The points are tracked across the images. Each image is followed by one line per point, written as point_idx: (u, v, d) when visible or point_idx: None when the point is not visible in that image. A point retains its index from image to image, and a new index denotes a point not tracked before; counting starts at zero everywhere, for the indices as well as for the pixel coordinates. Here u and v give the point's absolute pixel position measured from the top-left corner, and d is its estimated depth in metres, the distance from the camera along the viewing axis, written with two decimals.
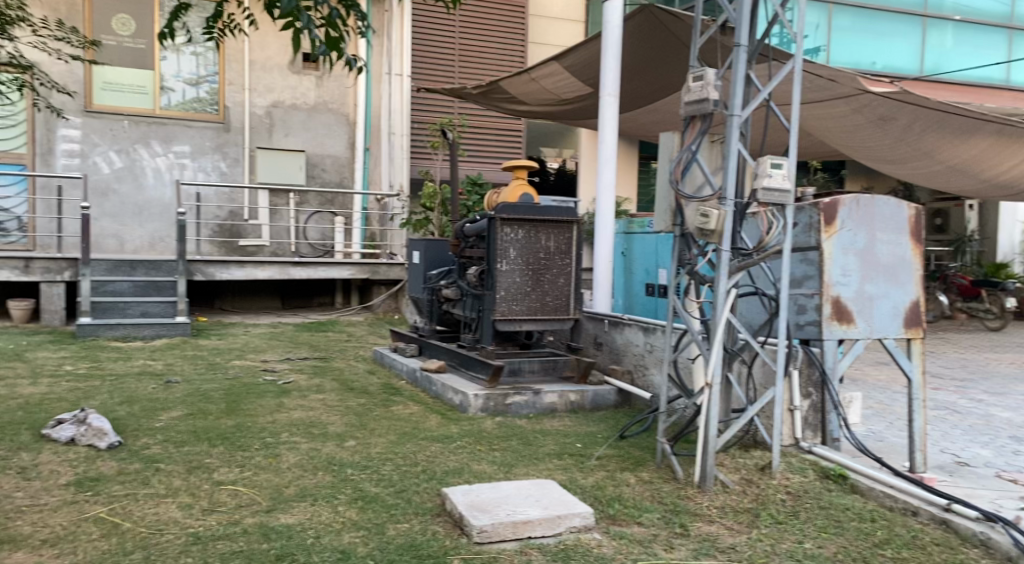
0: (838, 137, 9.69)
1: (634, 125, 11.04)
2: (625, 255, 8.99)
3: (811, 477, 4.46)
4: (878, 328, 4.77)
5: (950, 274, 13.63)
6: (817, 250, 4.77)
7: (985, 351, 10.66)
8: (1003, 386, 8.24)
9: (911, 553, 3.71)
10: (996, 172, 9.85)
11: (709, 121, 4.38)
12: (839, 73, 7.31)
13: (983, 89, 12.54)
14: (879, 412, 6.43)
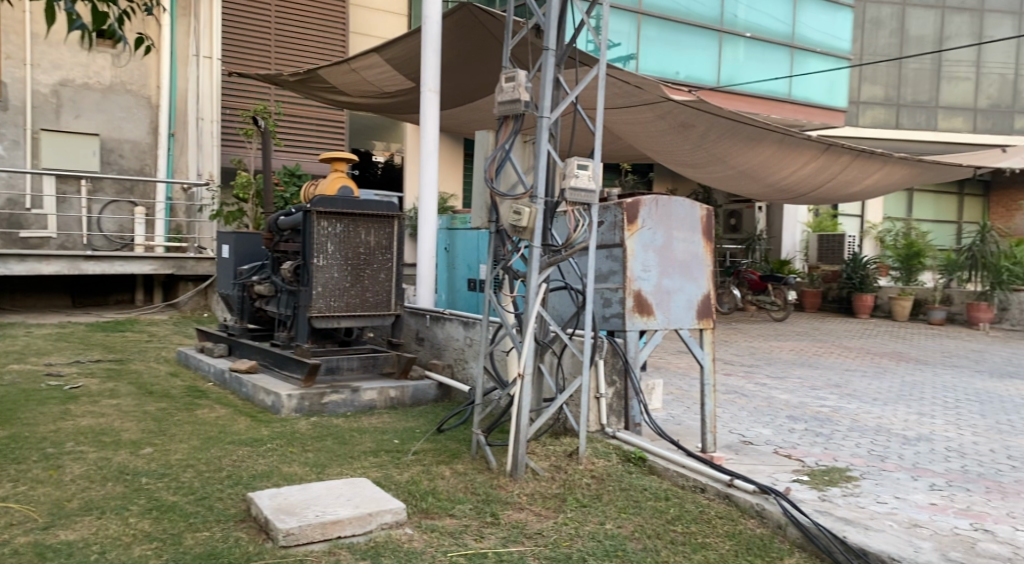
0: (646, 141, 10.30)
1: (456, 122, 11.14)
2: (447, 250, 9.05)
3: (614, 461, 4.75)
4: (673, 319, 5.12)
5: (742, 270, 14.88)
6: (620, 247, 5.04)
7: (770, 339, 11.80)
8: (783, 371, 9.17)
9: (698, 526, 4.01)
10: (780, 178, 10.89)
11: (521, 121, 4.50)
12: (645, 81, 7.77)
13: (771, 101, 13.79)
14: (678, 397, 6.95)
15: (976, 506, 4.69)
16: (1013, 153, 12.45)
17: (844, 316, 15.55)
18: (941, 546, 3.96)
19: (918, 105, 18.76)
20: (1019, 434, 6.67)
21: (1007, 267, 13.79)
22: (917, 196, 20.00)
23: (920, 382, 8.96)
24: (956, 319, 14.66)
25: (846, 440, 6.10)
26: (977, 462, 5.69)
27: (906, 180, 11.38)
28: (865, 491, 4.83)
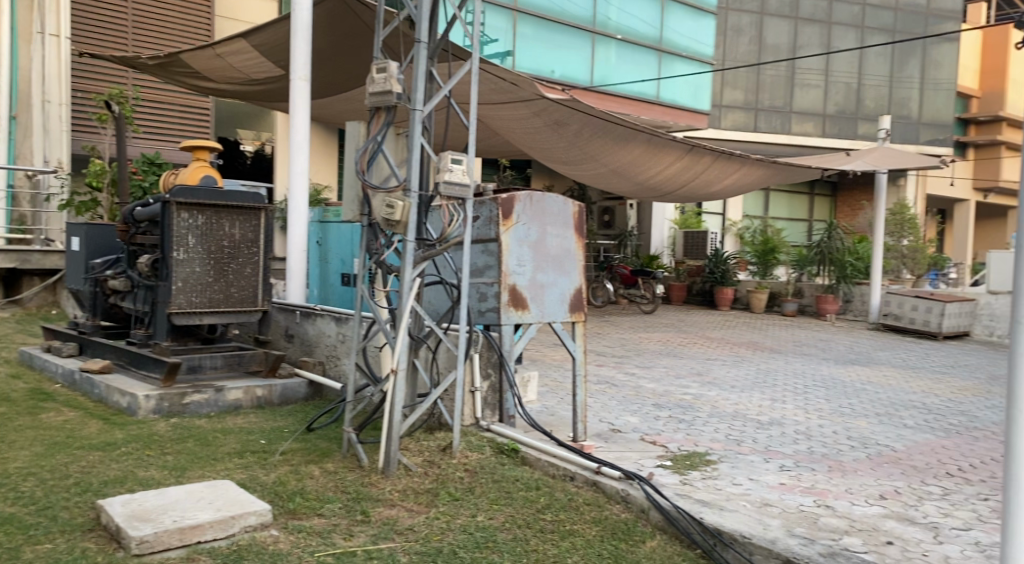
0: (521, 137, 10.42)
1: (329, 112, 10.88)
2: (320, 244, 8.83)
3: (487, 454, 4.79)
4: (548, 312, 5.22)
5: (614, 265, 15.38)
6: (496, 241, 5.08)
7: (639, 331, 12.24)
8: (651, 361, 9.54)
9: (567, 513, 4.10)
10: (649, 176, 11.31)
11: (393, 114, 4.44)
12: (520, 78, 7.85)
13: (641, 102, 14.27)
14: (551, 389, 7.09)
15: (820, 483, 5.06)
16: (855, 157, 13.46)
17: (708, 309, 16.33)
18: (788, 522, 4.25)
19: (774, 110, 19.95)
20: (858, 415, 7.25)
21: (851, 262, 14.89)
22: (773, 196, 21.28)
23: (774, 369, 9.55)
24: (806, 311, 15.71)
25: (706, 426, 6.43)
26: (821, 443, 6.14)
27: (763, 180, 12.08)
28: (722, 474, 5.11)
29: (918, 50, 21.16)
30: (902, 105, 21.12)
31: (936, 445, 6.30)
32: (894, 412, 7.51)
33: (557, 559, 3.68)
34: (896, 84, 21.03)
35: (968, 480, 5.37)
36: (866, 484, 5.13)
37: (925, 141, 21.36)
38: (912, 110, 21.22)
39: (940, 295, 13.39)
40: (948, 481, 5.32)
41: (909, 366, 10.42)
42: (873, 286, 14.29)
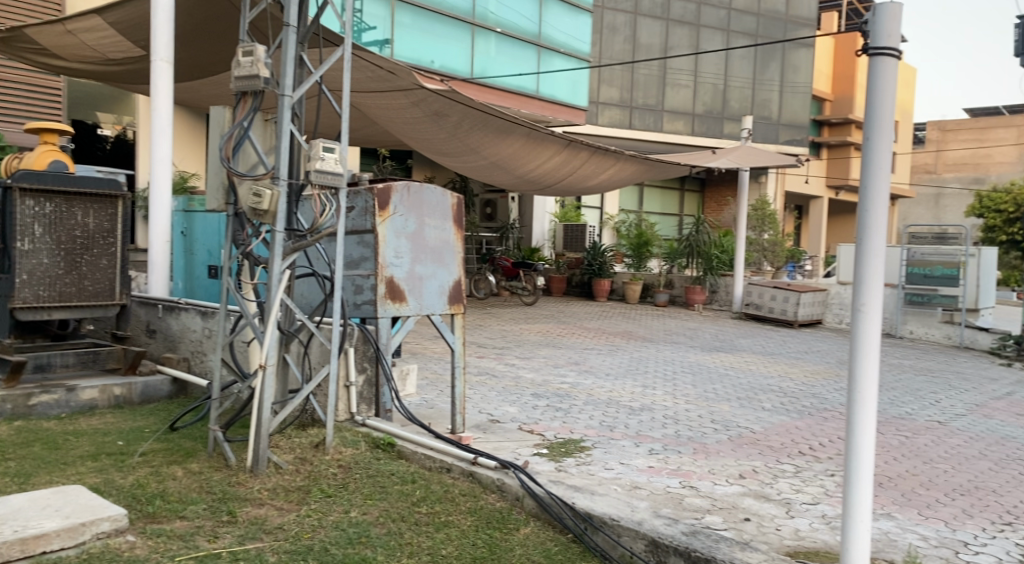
0: (399, 127, 10.30)
1: (195, 96, 10.38)
2: (184, 234, 8.41)
3: (362, 449, 4.72)
4: (426, 305, 5.19)
5: (496, 257, 15.61)
6: (373, 233, 4.98)
7: (519, 322, 12.40)
8: (530, 351, 9.68)
9: (442, 505, 4.10)
10: (527, 170, 11.44)
11: (260, 99, 4.29)
12: (397, 67, 7.74)
13: (520, 96, 14.43)
14: (431, 381, 7.08)
15: (685, 465, 5.30)
16: (721, 154, 14.12)
17: (585, 300, 16.73)
18: (655, 504, 4.42)
19: (648, 108, 20.64)
20: (722, 400, 7.64)
21: (716, 254, 15.66)
22: (647, 190, 22.03)
23: (646, 358, 9.91)
24: (677, 301, 16.37)
25: (581, 413, 6.60)
26: (688, 427, 6.43)
27: (637, 175, 12.48)
28: (596, 459, 5.25)
29: (778, 54, 22.44)
30: (763, 106, 22.35)
31: (790, 426, 6.73)
32: (754, 396, 7.96)
33: (432, 551, 3.67)
34: (758, 86, 22.22)
35: (818, 457, 5.77)
36: (727, 465, 5.41)
37: (784, 141, 22.70)
38: (772, 112, 22.49)
39: (796, 286, 14.29)
40: (800, 459, 5.70)
41: (769, 352, 11.08)
42: (736, 277, 15.08)
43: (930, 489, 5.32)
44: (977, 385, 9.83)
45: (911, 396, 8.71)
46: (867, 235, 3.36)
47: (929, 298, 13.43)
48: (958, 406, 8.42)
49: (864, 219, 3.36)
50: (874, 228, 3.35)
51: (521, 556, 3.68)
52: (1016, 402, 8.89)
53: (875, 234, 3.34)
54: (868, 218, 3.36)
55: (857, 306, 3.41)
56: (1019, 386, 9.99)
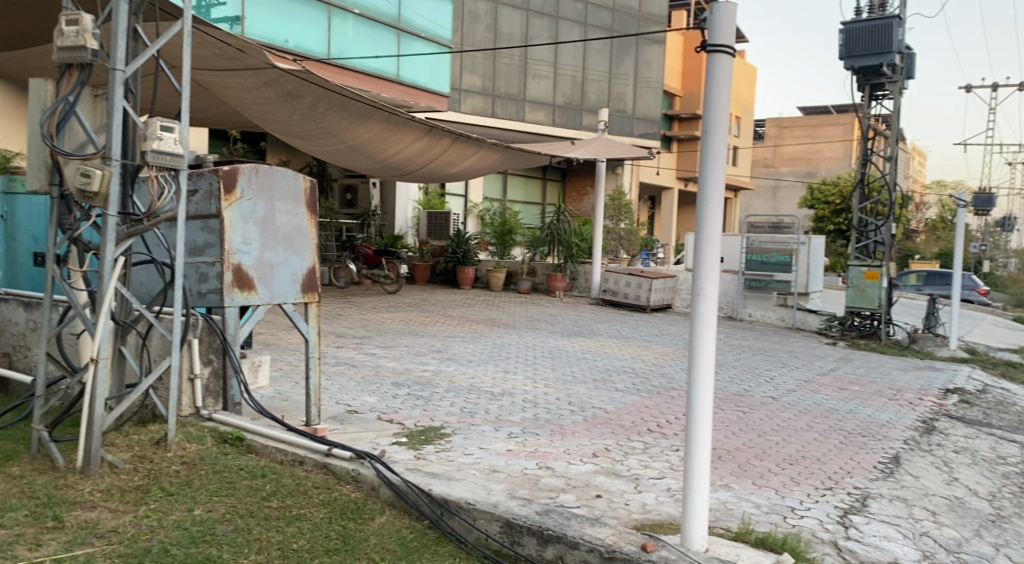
0: (250, 108, 9.87)
1: (17, 67, 9.50)
2: (5, 218, 7.68)
3: (208, 444, 4.51)
4: (276, 293, 5.01)
5: (357, 245, 15.33)
6: (218, 218, 4.75)
7: (380, 311, 12.24)
8: (391, 340, 9.58)
9: (294, 499, 3.98)
10: (387, 155, 11.27)
11: (88, 72, 3.99)
12: (246, 45, 7.40)
13: (379, 81, 14.21)
14: (286, 372, 6.87)
15: (542, 447, 5.43)
16: (580, 145, 14.48)
17: (449, 287, 16.73)
18: (511, 486, 4.50)
19: (510, 97, 20.82)
20: (578, 382, 7.87)
21: (576, 242, 16.15)
22: (510, 179, 22.26)
23: (507, 344, 10.05)
24: (539, 288, 16.69)
25: (441, 400, 6.60)
26: (546, 409, 6.58)
27: (497, 164, 12.59)
28: (454, 445, 5.28)
29: (633, 49, 23.24)
30: (619, 99, 23.11)
31: (642, 405, 7.04)
32: (608, 378, 8.27)
33: (281, 546, 3.58)
34: (614, 79, 22.94)
35: (665, 434, 6.06)
36: (582, 444, 5.59)
37: (638, 133, 23.62)
38: (628, 105, 23.32)
39: (649, 272, 14.95)
40: (649, 436, 5.97)
41: (624, 336, 11.52)
42: (595, 265, 15.56)
43: (764, 460, 5.72)
44: (807, 362, 10.68)
45: (750, 374, 9.34)
46: (705, 222, 3.55)
47: (766, 284, 14.39)
48: (790, 382, 9.11)
49: (703, 208, 3.55)
50: (712, 216, 3.55)
51: (375, 545, 3.66)
52: (839, 377, 9.74)
53: (711, 222, 3.54)
54: (706, 207, 3.55)
55: (696, 289, 3.60)
56: (842, 363, 10.95)
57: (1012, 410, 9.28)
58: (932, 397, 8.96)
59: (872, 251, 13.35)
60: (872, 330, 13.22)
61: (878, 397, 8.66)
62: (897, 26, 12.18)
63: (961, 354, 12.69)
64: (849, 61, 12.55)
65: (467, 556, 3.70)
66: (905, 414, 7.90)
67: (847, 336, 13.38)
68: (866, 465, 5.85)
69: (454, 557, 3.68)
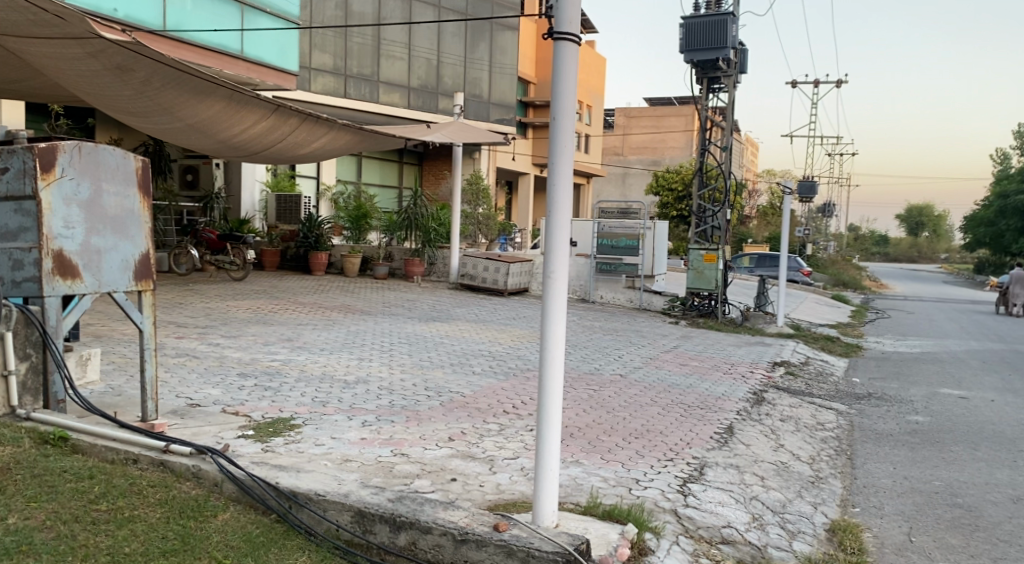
0: (73, 81, 9.10)
1: None
2: None
3: (27, 446, 4.13)
4: (106, 281, 4.65)
5: (199, 229, 14.52)
6: (34, 200, 4.35)
7: (226, 299, 11.68)
8: (238, 329, 9.17)
9: (126, 500, 3.73)
10: (231, 135, 10.72)
11: None
12: (65, 11, 6.80)
13: (219, 55, 13.44)
14: (119, 366, 6.42)
15: (397, 434, 5.38)
16: (435, 129, 14.36)
17: (302, 274, 16.19)
18: (364, 475, 4.43)
19: (362, 78, 20.35)
20: (434, 367, 7.88)
21: (434, 227, 16.02)
22: (365, 162, 21.80)
23: (361, 330, 9.88)
24: (395, 274, 16.53)
25: (292, 391, 6.40)
26: (402, 395, 6.54)
27: (348, 147, 12.32)
28: (305, 437, 5.13)
29: (487, 34, 23.32)
30: (475, 83, 23.16)
31: (497, 388, 7.14)
32: (465, 361, 8.32)
33: (111, 551, 3.35)
34: (469, 64, 22.95)
35: (519, 415, 6.18)
36: (437, 429, 5.59)
37: (494, 119, 23.81)
38: (483, 90, 23.42)
39: (505, 257, 15.15)
40: (504, 418, 6.06)
41: (480, 320, 11.63)
42: (452, 249, 15.54)
43: (612, 435, 5.95)
44: (652, 340, 11.22)
45: (600, 353, 9.71)
46: (555, 208, 3.62)
47: (616, 267, 14.97)
48: (637, 359, 9.55)
49: (554, 193, 3.62)
50: (562, 201, 3.63)
51: (218, 543, 3.50)
52: (681, 353, 10.32)
53: (561, 208, 3.61)
54: (557, 192, 3.63)
55: (548, 274, 3.67)
56: (684, 340, 11.60)
57: (830, 379, 10.19)
58: (762, 369, 9.68)
59: (710, 235, 14.16)
60: (709, 309, 14.03)
61: (715, 371, 9.24)
62: (731, 23, 12.92)
63: (787, 330, 13.76)
64: (688, 54, 13.18)
65: (317, 549, 3.61)
66: (739, 386, 8.48)
67: (688, 315, 14.13)
68: (703, 435, 6.23)
69: (303, 550, 3.58)
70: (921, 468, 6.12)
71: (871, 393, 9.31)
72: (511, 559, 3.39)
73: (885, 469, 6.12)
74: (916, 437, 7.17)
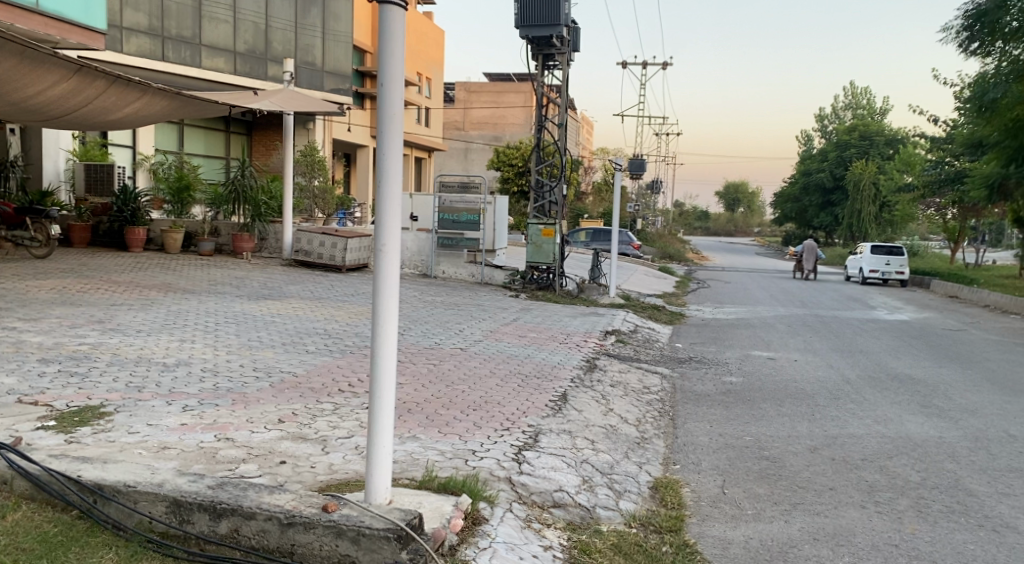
0: None
1: None
2: None
3: None
4: None
5: None
6: None
7: (26, 278, 10.58)
8: (39, 312, 8.33)
9: None
10: (25, 96, 9.64)
11: None
12: None
13: (10, 7, 12.03)
14: None
15: (222, 418, 5.10)
16: (263, 96, 13.61)
17: (117, 250, 14.97)
18: (183, 463, 4.17)
19: (182, 40, 18.98)
20: (265, 347, 7.54)
21: (264, 201, 15.32)
22: (187, 130, 20.40)
23: (184, 310, 9.29)
24: (223, 250, 15.69)
25: (103, 376, 5.90)
26: (227, 377, 6.22)
27: (165, 112, 11.48)
28: (116, 425, 4.74)
29: None
30: (307, 51, 22.24)
31: (332, 365, 6.96)
32: (298, 340, 8.04)
33: None
34: (300, 30, 22.00)
35: (355, 393, 6.05)
36: (266, 412, 5.35)
37: (328, 88, 23.05)
38: (316, 57, 22.54)
39: (342, 232, 14.75)
40: (339, 397, 5.91)
41: (315, 297, 11.28)
42: (284, 224, 14.93)
43: (449, 408, 5.96)
44: (492, 314, 11.36)
45: (439, 327, 9.71)
46: (385, 177, 3.49)
47: (457, 242, 14.99)
48: (476, 333, 9.64)
49: (382, 162, 3.48)
50: (391, 170, 3.50)
51: (6, 547, 3.20)
52: (519, 325, 10.52)
53: (392, 178, 3.49)
54: (385, 161, 3.49)
55: (377, 246, 3.54)
56: (522, 313, 11.82)
57: (655, 345, 10.78)
58: (595, 338, 10.06)
59: (548, 210, 14.47)
60: (548, 282, 14.41)
61: (551, 342, 9.50)
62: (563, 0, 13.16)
63: (619, 300, 14.38)
64: (523, 30, 13.32)
65: (126, 544, 3.37)
66: (572, 355, 8.77)
67: (527, 289, 14.43)
68: (538, 404, 6.38)
69: (109, 546, 3.33)
70: (734, 425, 6.60)
71: (692, 357, 9.94)
72: (341, 539, 3.28)
73: (703, 428, 6.55)
74: (730, 396, 7.73)
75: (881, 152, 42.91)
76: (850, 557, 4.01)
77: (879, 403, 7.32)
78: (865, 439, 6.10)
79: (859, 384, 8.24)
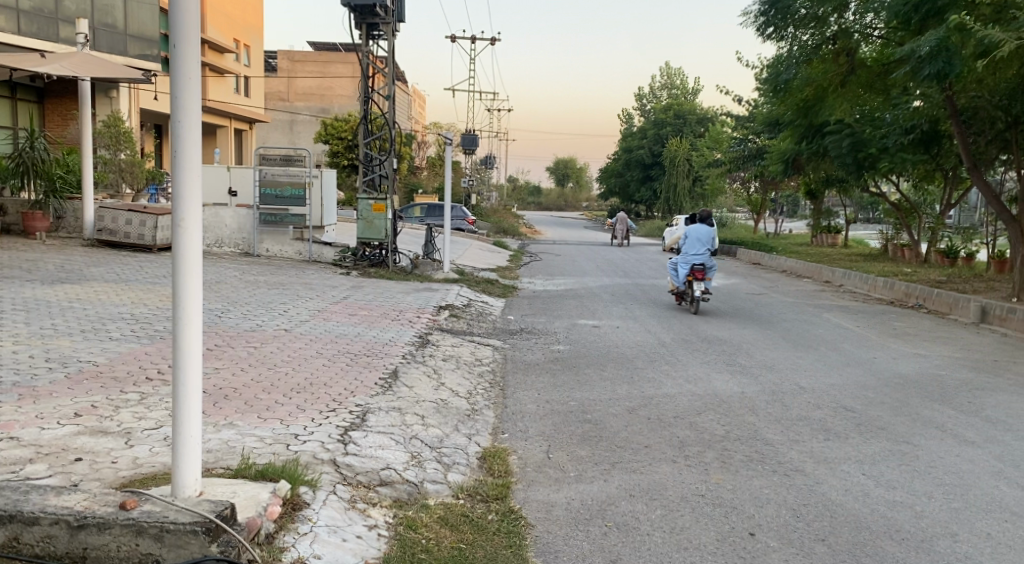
0: None
1: None
2: None
3: None
4: None
5: None
6: None
7: None
8: None
9: None
10: None
11: None
12: None
13: None
14: None
15: (5, 416, 4.57)
16: (50, 61, 12.19)
17: None
18: None
19: None
20: (61, 336, 6.84)
21: (59, 175, 13.91)
22: None
23: None
24: (12, 230, 14.12)
25: None
26: (14, 371, 5.59)
27: None
28: None
29: None
30: (105, 12, 20.35)
31: (139, 353, 6.45)
32: (101, 326, 7.39)
33: None
34: None
35: (165, 382, 5.63)
36: (60, 406, 4.86)
37: (132, 54, 21.29)
38: (117, 20, 20.72)
39: (152, 208, 13.70)
40: (146, 386, 5.47)
41: (122, 279, 10.40)
42: (84, 200, 13.66)
43: (270, 393, 5.69)
44: (320, 292, 11.00)
45: (262, 309, 9.27)
46: (181, 146, 3.21)
47: (281, 218, 14.39)
48: (303, 313, 9.28)
49: (178, 130, 3.20)
50: (188, 137, 3.23)
51: None
52: (349, 303, 10.25)
53: (187, 147, 3.22)
54: (181, 127, 3.21)
55: (175, 221, 3.26)
56: (353, 291, 11.55)
57: (488, 319, 10.89)
58: (428, 314, 10.00)
59: (378, 184, 14.17)
60: (380, 259, 14.15)
61: (382, 319, 9.32)
62: None
63: (452, 276, 14.38)
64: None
65: None
66: (404, 332, 8.66)
67: (359, 266, 14.12)
68: (367, 383, 6.25)
69: None
70: (559, 392, 6.81)
71: (523, 329, 10.15)
72: (141, 537, 3.04)
73: (531, 396, 6.70)
74: (557, 364, 7.98)
75: (694, 130, 45.62)
76: (662, 510, 4.24)
77: (690, 363, 7.85)
78: (678, 398, 6.50)
79: (673, 347, 8.78)
